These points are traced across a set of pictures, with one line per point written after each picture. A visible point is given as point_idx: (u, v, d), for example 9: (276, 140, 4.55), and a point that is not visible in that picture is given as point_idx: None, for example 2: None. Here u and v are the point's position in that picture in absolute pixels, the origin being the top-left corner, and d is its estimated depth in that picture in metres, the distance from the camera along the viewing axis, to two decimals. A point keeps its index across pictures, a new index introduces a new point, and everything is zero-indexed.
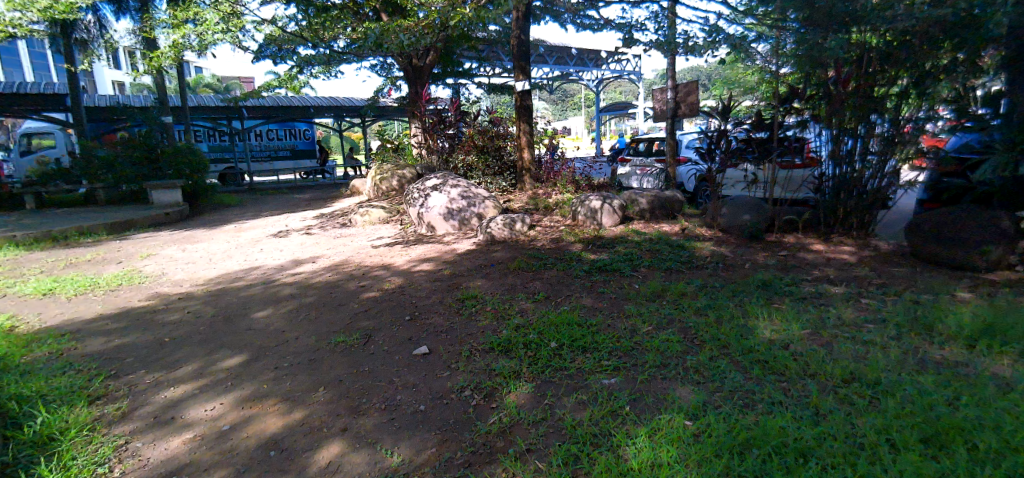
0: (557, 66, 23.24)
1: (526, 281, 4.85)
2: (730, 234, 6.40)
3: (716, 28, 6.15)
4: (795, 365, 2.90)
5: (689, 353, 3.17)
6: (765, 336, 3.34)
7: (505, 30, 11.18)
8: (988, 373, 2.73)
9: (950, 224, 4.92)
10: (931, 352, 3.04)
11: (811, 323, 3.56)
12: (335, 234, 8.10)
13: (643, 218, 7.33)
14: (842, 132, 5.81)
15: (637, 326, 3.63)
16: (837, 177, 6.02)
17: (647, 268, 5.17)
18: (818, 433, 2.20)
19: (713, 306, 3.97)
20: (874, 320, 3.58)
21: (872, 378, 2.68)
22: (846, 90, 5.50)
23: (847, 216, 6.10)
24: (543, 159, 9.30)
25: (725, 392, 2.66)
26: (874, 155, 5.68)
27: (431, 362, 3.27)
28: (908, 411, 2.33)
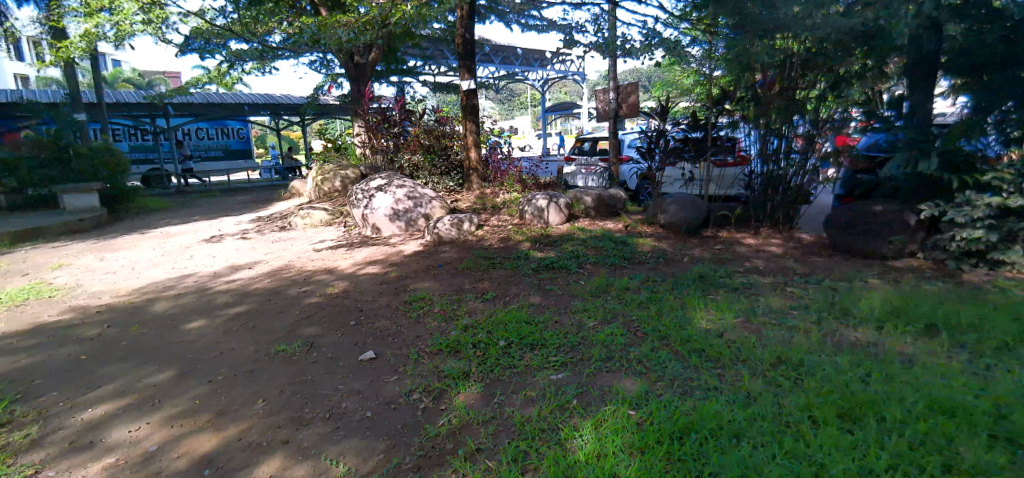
0: (503, 66, 23.22)
1: (475, 280, 4.85)
2: (670, 230, 6.64)
3: (652, 32, 6.39)
4: (728, 351, 3.08)
5: (632, 345, 3.29)
6: (702, 326, 3.52)
7: (450, 29, 11.10)
8: (896, 351, 3.01)
9: (863, 217, 5.35)
10: (847, 334, 3.32)
11: (743, 311, 3.78)
12: (274, 238, 7.78)
13: (588, 216, 7.51)
14: (768, 132, 6.21)
15: (583, 322, 3.72)
16: (765, 173, 6.40)
17: (593, 264, 5.31)
18: (748, 414, 2.35)
19: (654, 299, 4.14)
20: (800, 307, 3.85)
21: (795, 360, 2.89)
22: (772, 92, 5.95)
23: (774, 211, 6.48)
24: (490, 158, 9.35)
25: (665, 381, 2.78)
26: (797, 153, 6.12)
27: (377, 366, 3.21)
28: (828, 389, 2.54)
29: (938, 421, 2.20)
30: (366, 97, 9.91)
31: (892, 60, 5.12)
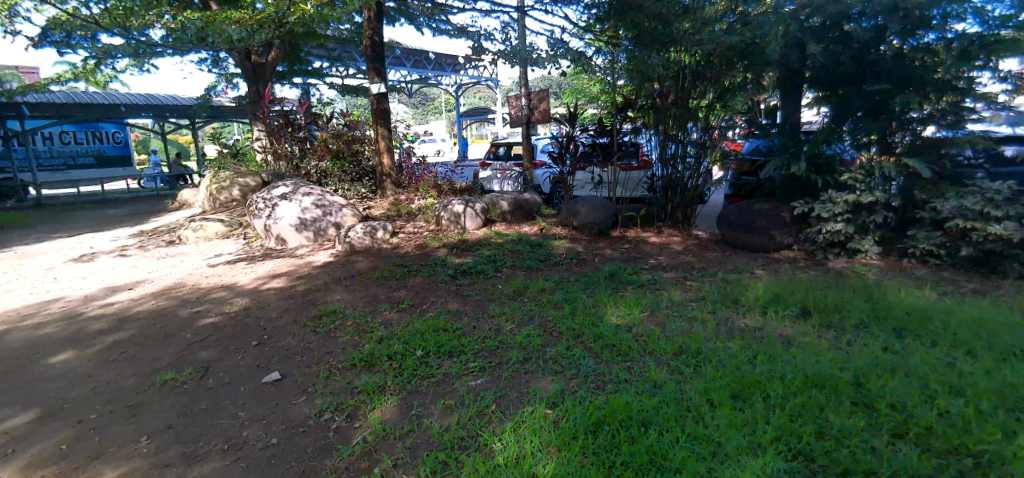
0: (415, 70, 22.82)
1: (390, 290, 4.72)
2: (582, 232, 6.88)
3: (558, 42, 6.62)
4: (637, 345, 3.26)
5: (548, 345, 3.37)
6: (613, 322, 3.69)
7: (357, 30, 10.74)
8: (778, 334, 3.36)
9: (748, 215, 5.91)
10: (737, 321, 3.65)
11: (649, 306, 4.02)
12: (160, 254, 7.04)
13: (504, 220, 7.60)
14: (666, 139, 6.65)
15: (501, 326, 3.75)
16: (666, 177, 6.86)
17: (509, 268, 5.37)
18: (655, 402, 2.50)
19: (568, 299, 4.28)
20: (698, 299, 4.17)
21: (694, 349, 3.13)
22: (667, 101, 6.31)
23: (674, 211, 6.97)
24: (403, 163, 9.17)
25: (580, 378, 2.88)
26: (692, 157, 6.63)
27: (283, 388, 3.01)
28: (723, 372, 2.77)
29: (812, 394, 2.51)
30: (266, 99, 9.30)
31: (767, 74, 5.72)
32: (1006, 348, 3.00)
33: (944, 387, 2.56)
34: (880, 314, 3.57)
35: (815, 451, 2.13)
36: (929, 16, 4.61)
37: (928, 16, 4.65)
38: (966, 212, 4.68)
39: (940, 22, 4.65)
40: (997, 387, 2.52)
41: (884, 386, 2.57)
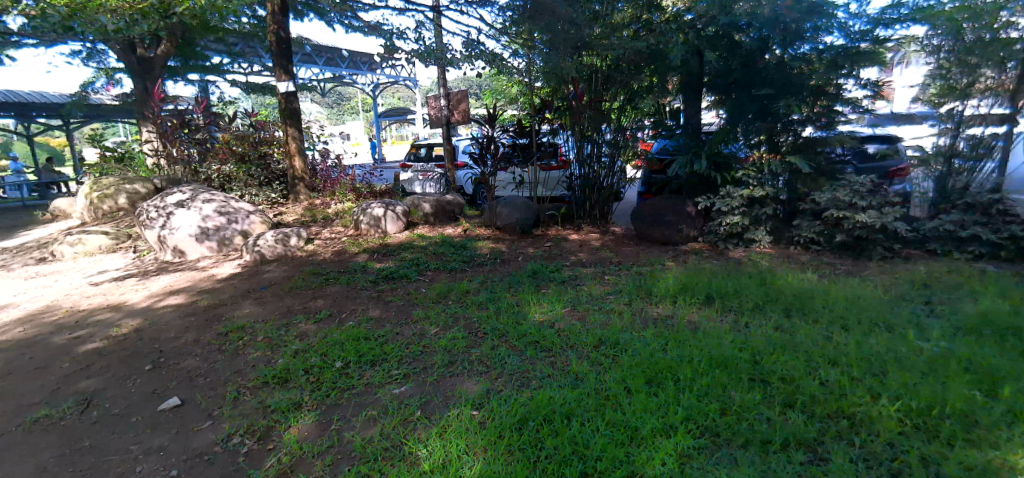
0: (327, 68, 21.79)
1: (306, 300, 4.48)
2: (506, 232, 6.95)
3: (472, 43, 6.62)
4: (559, 339, 3.35)
5: (473, 346, 3.37)
6: (536, 319, 3.77)
7: (260, 24, 10.08)
8: (686, 321, 3.61)
9: (659, 210, 6.27)
10: (651, 311, 3.86)
11: (571, 301, 4.14)
12: (29, 274, 6.18)
13: (427, 222, 7.50)
14: (582, 140, 6.85)
15: (425, 330, 3.69)
16: (583, 176, 7.07)
17: (433, 271, 5.30)
18: (577, 394, 2.59)
19: (493, 298, 4.30)
20: (615, 292, 4.36)
21: (612, 339, 3.28)
22: (582, 103, 6.51)
23: (592, 208, 7.22)
24: (318, 166, 8.75)
25: (505, 376, 2.91)
26: (607, 157, 6.91)
27: (184, 415, 2.76)
28: (638, 360, 2.93)
29: (715, 375, 2.74)
30: (156, 97, 8.47)
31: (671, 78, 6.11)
32: (871, 320, 3.45)
33: (824, 358, 2.89)
34: (772, 296, 3.95)
35: (720, 427, 2.33)
36: (804, 29, 5.17)
37: (802, 29, 5.20)
38: (839, 203, 5.29)
39: (812, 34, 5.21)
40: (865, 355, 2.90)
41: (775, 362, 2.86)
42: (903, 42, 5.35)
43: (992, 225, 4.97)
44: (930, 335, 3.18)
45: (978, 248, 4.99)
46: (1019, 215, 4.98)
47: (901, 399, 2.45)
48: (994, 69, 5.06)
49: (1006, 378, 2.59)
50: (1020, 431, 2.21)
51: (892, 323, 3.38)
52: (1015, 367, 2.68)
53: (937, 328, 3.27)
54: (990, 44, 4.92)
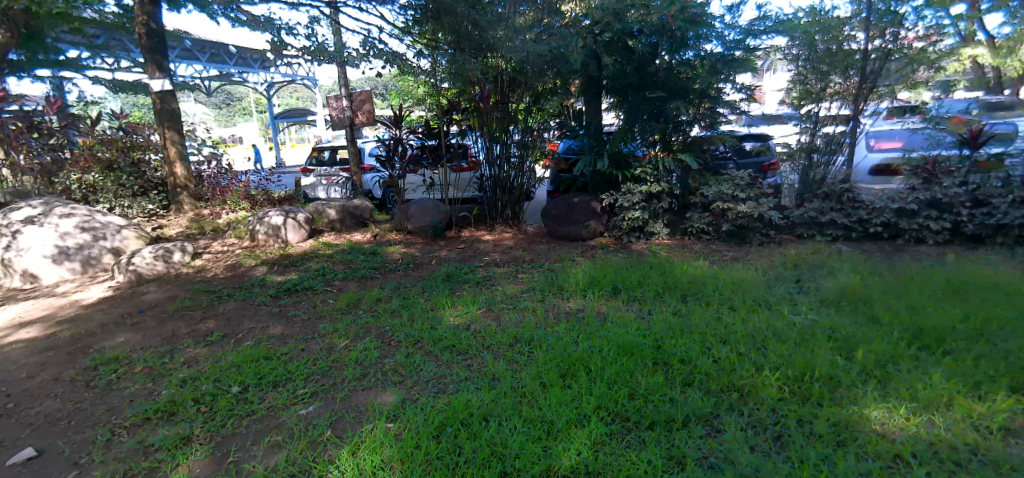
0: (213, 65, 19.98)
1: (194, 322, 4.06)
2: (418, 236, 6.82)
3: (370, 42, 6.39)
4: (474, 341, 3.34)
5: (386, 356, 3.25)
6: (451, 322, 3.71)
7: (126, 15, 8.98)
8: (595, 312, 3.77)
9: (567, 208, 6.47)
10: (563, 305, 3.98)
11: (485, 302, 4.14)
12: None
13: (333, 229, 7.15)
14: (490, 141, 6.83)
15: (333, 343, 3.50)
16: (494, 176, 7.06)
17: (341, 280, 5.05)
18: (494, 394, 2.60)
19: (406, 305, 4.18)
20: (528, 290, 4.42)
21: (527, 336, 3.33)
22: (489, 104, 6.56)
23: (504, 208, 7.22)
24: (205, 172, 7.98)
25: (420, 384, 2.85)
26: (515, 157, 6.98)
27: (41, 467, 2.37)
28: (552, 355, 3.01)
29: (623, 362, 2.89)
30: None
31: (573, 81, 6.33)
32: (754, 299, 3.83)
33: (716, 338, 3.16)
34: (671, 284, 4.24)
35: (630, 412, 2.45)
36: (688, 37, 5.60)
37: (686, 37, 5.62)
38: (724, 195, 5.84)
39: (695, 42, 5.66)
40: (750, 331, 3.21)
41: (675, 345, 3.07)
42: (770, 52, 5.97)
43: (846, 210, 5.72)
44: (800, 309, 3.60)
45: (836, 231, 5.72)
46: (865, 201, 5.77)
47: (781, 369, 2.75)
48: (841, 75, 5.84)
49: (860, 341, 3.00)
50: (871, 387, 2.57)
51: (770, 301, 3.78)
52: (865, 331, 3.12)
53: (806, 302, 3.71)
54: (839, 54, 5.72)
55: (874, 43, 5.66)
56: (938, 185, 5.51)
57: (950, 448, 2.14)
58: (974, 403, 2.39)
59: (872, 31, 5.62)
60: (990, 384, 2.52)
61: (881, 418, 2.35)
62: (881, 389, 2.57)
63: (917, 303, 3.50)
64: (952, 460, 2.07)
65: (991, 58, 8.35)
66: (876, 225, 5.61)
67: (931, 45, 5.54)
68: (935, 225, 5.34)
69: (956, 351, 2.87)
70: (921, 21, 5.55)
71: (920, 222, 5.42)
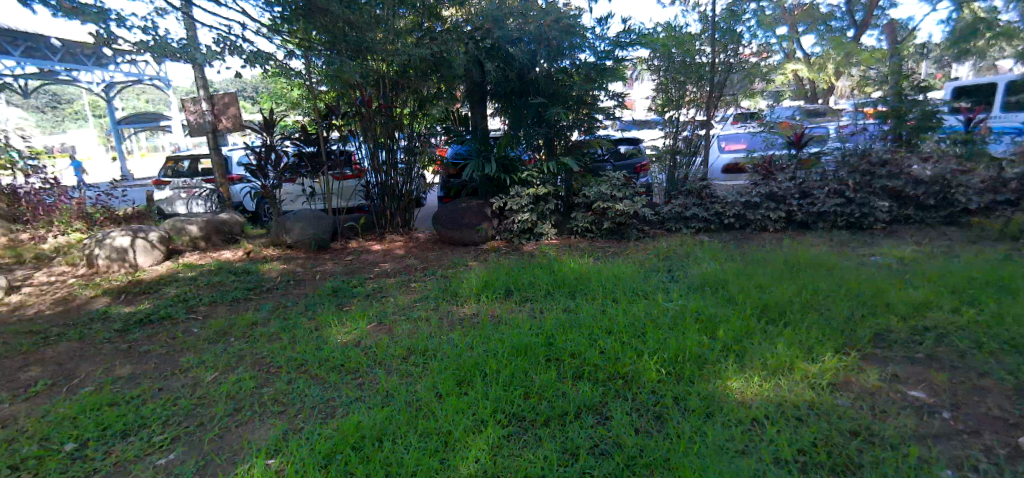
0: (29, 61, 16.85)
1: (13, 371, 3.35)
2: (299, 250, 6.31)
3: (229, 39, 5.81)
4: (365, 357, 3.17)
5: (265, 385, 2.96)
6: (339, 340, 3.48)
7: None
8: (488, 316, 3.78)
9: (457, 213, 6.42)
10: (456, 312, 3.94)
11: (376, 315, 3.95)
12: None
13: (196, 248, 6.38)
14: (376, 146, 6.53)
15: (199, 378, 3.10)
16: (381, 184, 6.78)
17: (208, 305, 4.52)
18: (387, 412, 2.49)
19: (286, 326, 3.84)
20: (421, 299, 4.30)
21: (421, 346, 3.24)
22: (372, 108, 6.23)
23: (393, 216, 6.97)
24: (22, 189, 6.65)
25: (305, 411, 2.63)
26: (402, 164, 6.76)
27: None
28: (447, 363, 2.96)
29: (516, 363, 2.93)
30: None
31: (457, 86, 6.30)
32: (633, 290, 4.12)
33: (601, 329, 3.34)
34: (560, 282, 4.40)
35: (525, 411, 2.49)
36: (563, 46, 5.89)
37: (562, 46, 5.93)
38: (604, 195, 6.24)
39: (570, 51, 5.98)
40: (630, 321, 3.44)
41: (565, 340, 3.19)
42: (636, 63, 6.52)
43: (705, 205, 6.41)
44: (672, 296, 3.94)
45: (698, 223, 6.36)
46: (720, 196, 6.50)
47: (658, 353, 2.97)
48: (695, 85, 6.53)
49: (721, 320, 3.36)
50: (732, 360, 2.88)
51: (647, 291, 4.09)
52: (725, 311, 3.50)
53: (676, 289, 4.08)
54: (689, 65, 6.41)
55: (719, 57, 6.43)
56: (774, 181, 6.39)
57: (794, 406, 2.47)
58: (809, 364, 2.79)
59: (717, 45, 6.39)
60: (819, 347, 2.97)
61: (740, 388, 2.65)
62: (739, 361, 2.89)
63: (763, 282, 4.02)
64: (795, 417, 2.39)
65: (806, 73, 9.90)
66: (729, 217, 6.35)
67: (763, 61, 6.45)
68: (774, 215, 6.18)
69: (794, 321, 3.34)
70: (753, 39, 6.42)
71: (762, 213, 6.23)
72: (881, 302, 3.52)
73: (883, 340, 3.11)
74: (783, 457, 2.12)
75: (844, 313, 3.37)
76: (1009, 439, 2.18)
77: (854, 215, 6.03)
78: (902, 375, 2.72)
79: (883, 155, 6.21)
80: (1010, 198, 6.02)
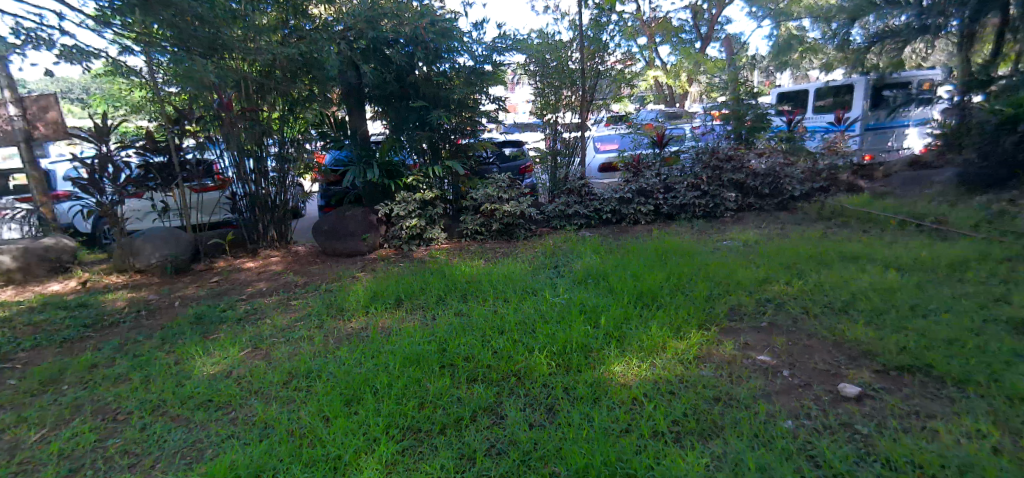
0: None
1: None
2: (151, 275, 5.51)
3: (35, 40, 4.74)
4: (238, 389, 2.87)
5: (113, 437, 2.54)
6: (205, 373, 3.10)
7: None
8: (378, 328, 3.64)
9: (339, 222, 6.08)
10: (343, 328, 3.74)
11: (250, 340, 3.59)
12: None
13: (12, 282, 5.32)
14: (242, 155, 5.90)
15: (20, 440, 2.57)
16: (248, 193, 6.11)
17: (30, 350, 3.76)
18: (268, 445, 2.29)
19: (138, 364, 3.33)
20: (302, 318, 4.00)
21: (304, 369, 3.02)
22: (233, 112, 5.54)
23: (267, 230, 6.36)
24: None
25: (166, 460, 2.31)
26: (274, 172, 6.23)
27: None
28: (333, 384, 2.80)
29: (407, 373, 2.86)
30: None
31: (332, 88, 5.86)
32: (523, 288, 4.24)
33: (493, 330, 3.39)
34: (450, 286, 4.38)
35: (419, 423, 2.45)
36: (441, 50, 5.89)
37: (440, 49, 5.92)
38: (491, 197, 6.34)
39: (449, 55, 6.01)
40: (520, 319, 3.53)
41: (457, 345, 3.18)
42: (516, 68, 6.75)
43: (585, 202, 6.82)
44: (559, 291, 4.12)
45: (580, 220, 6.73)
46: (597, 193, 6.94)
47: (548, 347, 3.10)
48: (570, 89, 6.91)
49: (603, 310, 3.59)
50: (613, 346, 3.09)
51: (535, 288, 4.23)
52: (605, 300, 3.74)
53: (562, 284, 4.27)
54: (563, 71, 6.77)
55: (588, 64, 6.84)
56: (642, 178, 6.98)
57: (667, 381, 2.71)
58: (678, 342, 3.09)
59: (586, 53, 6.80)
60: (685, 325, 3.30)
61: (622, 371, 2.85)
62: (620, 346, 3.11)
63: (637, 270, 4.36)
64: (668, 391, 2.63)
65: (664, 80, 10.93)
66: (606, 213, 6.80)
67: (627, 68, 6.99)
68: (644, 209, 6.77)
69: (664, 304, 3.67)
70: (617, 48, 6.93)
71: (635, 207, 6.80)
72: (732, 280, 4.01)
73: (736, 313, 3.55)
74: (659, 430, 2.32)
75: (704, 292, 3.79)
76: (832, 387, 2.60)
77: (709, 205, 6.80)
78: (751, 343, 3.12)
79: (729, 152, 7.06)
80: (823, 186, 7.21)
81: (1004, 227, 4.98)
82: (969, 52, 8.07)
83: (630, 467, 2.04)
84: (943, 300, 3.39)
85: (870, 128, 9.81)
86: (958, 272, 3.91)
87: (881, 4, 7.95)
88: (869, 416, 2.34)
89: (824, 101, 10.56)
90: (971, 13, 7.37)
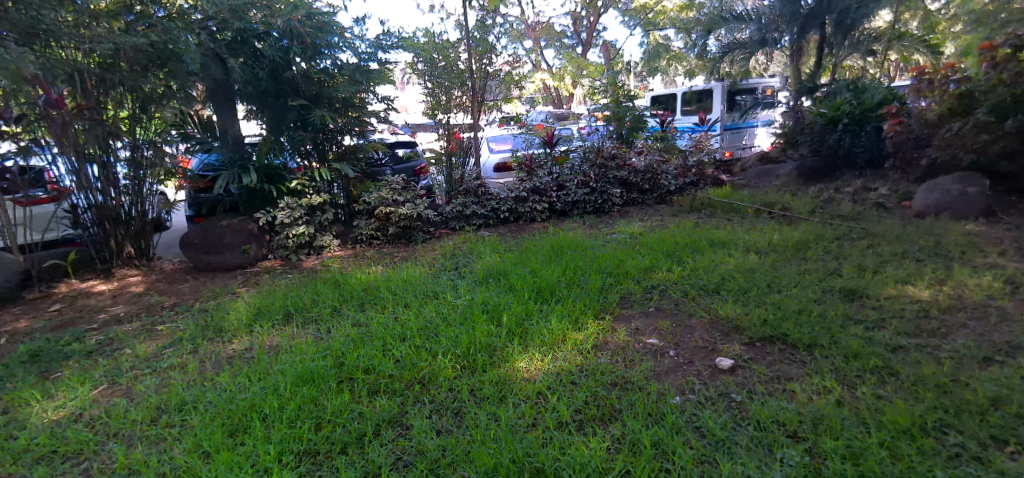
0: None
1: None
2: None
3: None
4: (92, 434, 2.46)
5: None
6: (45, 420, 2.61)
7: None
8: (265, 348, 3.33)
9: (212, 234, 5.46)
10: (222, 351, 3.37)
11: (103, 375, 3.09)
12: None
13: None
14: (82, 161, 5.03)
15: None
16: (94, 205, 5.26)
17: None
18: None
19: None
20: (171, 344, 3.53)
21: (176, 401, 2.67)
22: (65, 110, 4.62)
23: (121, 246, 5.55)
24: None
25: None
26: (126, 180, 5.42)
27: None
28: (214, 414, 2.52)
29: (299, 393, 2.65)
30: None
31: (193, 84, 5.21)
32: (423, 292, 4.15)
33: (393, 338, 3.27)
34: (345, 297, 4.15)
35: (317, 445, 2.29)
36: (320, 46, 5.58)
37: (318, 44, 5.60)
38: (385, 200, 6.13)
39: (329, 51, 5.70)
40: (421, 324, 3.45)
41: (356, 357, 3.02)
42: (404, 67, 6.63)
43: (482, 202, 6.83)
44: (460, 292, 4.09)
45: (478, 220, 6.75)
46: (493, 193, 6.99)
47: (452, 350, 3.06)
48: (460, 90, 6.90)
49: (505, 308, 3.64)
50: (515, 342, 3.15)
51: (436, 291, 4.16)
52: (506, 298, 3.79)
53: (463, 285, 4.25)
54: (452, 71, 6.74)
55: (476, 64, 6.90)
56: (535, 177, 7.19)
57: (568, 372, 2.82)
58: (577, 333, 3.23)
59: (473, 53, 6.83)
60: (583, 317, 3.45)
61: (525, 366, 2.91)
62: (522, 341, 3.18)
63: (535, 267, 4.47)
64: (570, 382, 2.73)
65: (551, 83, 11.33)
66: (504, 212, 6.90)
67: (514, 70, 7.15)
68: (539, 206, 6.96)
69: (562, 298, 3.81)
70: (504, 50, 7.07)
71: (530, 206, 6.96)
72: (621, 270, 4.28)
73: (626, 301, 3.79)
74: (563, 420, 2.40)
75: (598, 283, 4.00)
76: (710, 361, 2.89)
77: (598, 201, 7.19)
78: (641, 328, 3.34)
79: (612, 151, 7.54)
80: (694, 180, 7.95)
81: (833, 211, 5.88)
82: (798, 63, 9.15)
83: (538, 461, 2.08)
84: (792, 276, 3.91)
85: (728, 128, 11.02)
86: (802, 252, 4.55)
87: (729, 18, 9.11)
88: (741, 384, 2.63)
89: (690, 106, 11.62)
90: (799, 30, 8.64)
